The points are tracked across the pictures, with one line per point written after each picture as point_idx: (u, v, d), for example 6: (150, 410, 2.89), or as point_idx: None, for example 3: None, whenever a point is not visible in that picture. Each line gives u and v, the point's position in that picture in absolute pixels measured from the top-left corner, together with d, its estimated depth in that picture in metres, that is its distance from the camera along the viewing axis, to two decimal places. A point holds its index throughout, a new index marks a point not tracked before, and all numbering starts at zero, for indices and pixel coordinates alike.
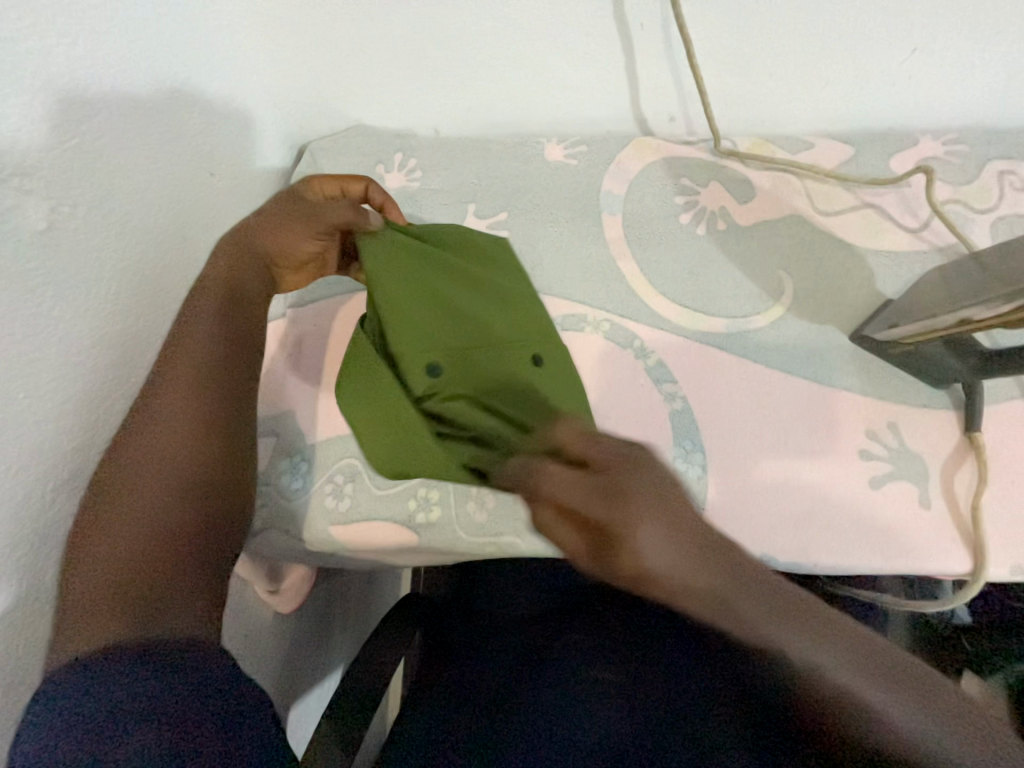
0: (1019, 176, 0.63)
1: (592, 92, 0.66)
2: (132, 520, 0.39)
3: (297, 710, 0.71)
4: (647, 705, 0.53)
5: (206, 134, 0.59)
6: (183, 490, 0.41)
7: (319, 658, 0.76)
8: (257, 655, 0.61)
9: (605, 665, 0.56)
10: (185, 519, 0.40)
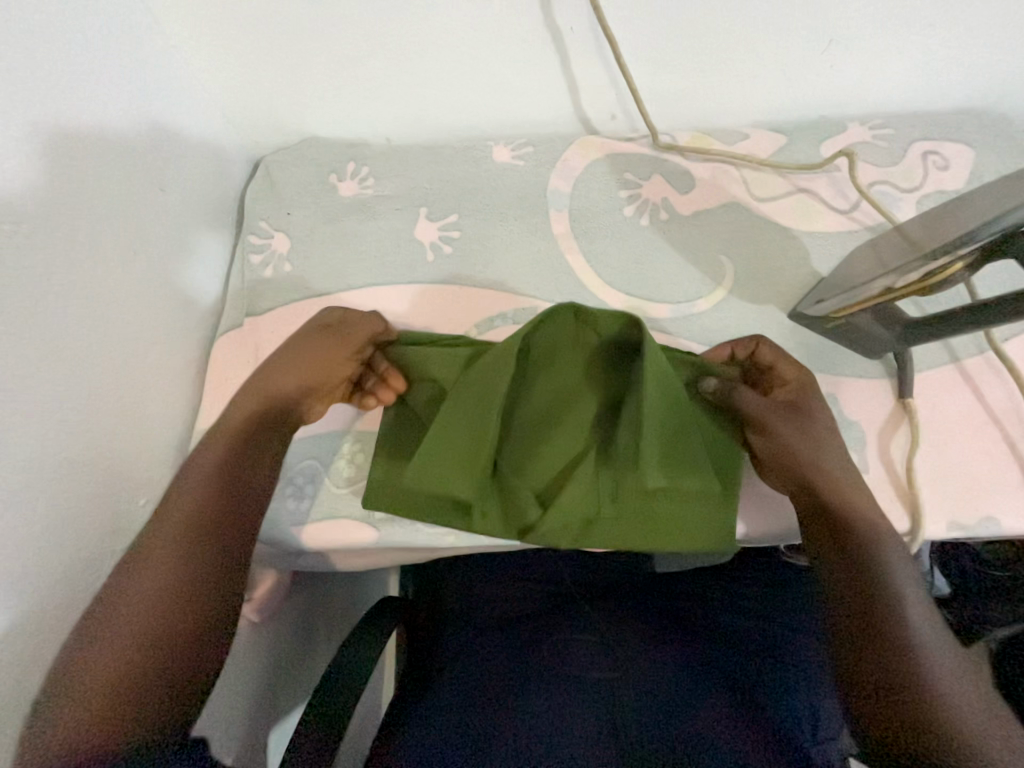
0: (942, 155, 0.66)
1: (532, 94, 0.69)
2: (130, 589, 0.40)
3: (273, 731, 0.68)
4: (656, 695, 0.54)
5: (156, 153, 0.61)
6: (189, 539, 0.43)
7: (297, 669, 0.73)
8: (231, 669, 0.59)
9: (593, 663, 0.57)
10: (189, 567, 0.41)
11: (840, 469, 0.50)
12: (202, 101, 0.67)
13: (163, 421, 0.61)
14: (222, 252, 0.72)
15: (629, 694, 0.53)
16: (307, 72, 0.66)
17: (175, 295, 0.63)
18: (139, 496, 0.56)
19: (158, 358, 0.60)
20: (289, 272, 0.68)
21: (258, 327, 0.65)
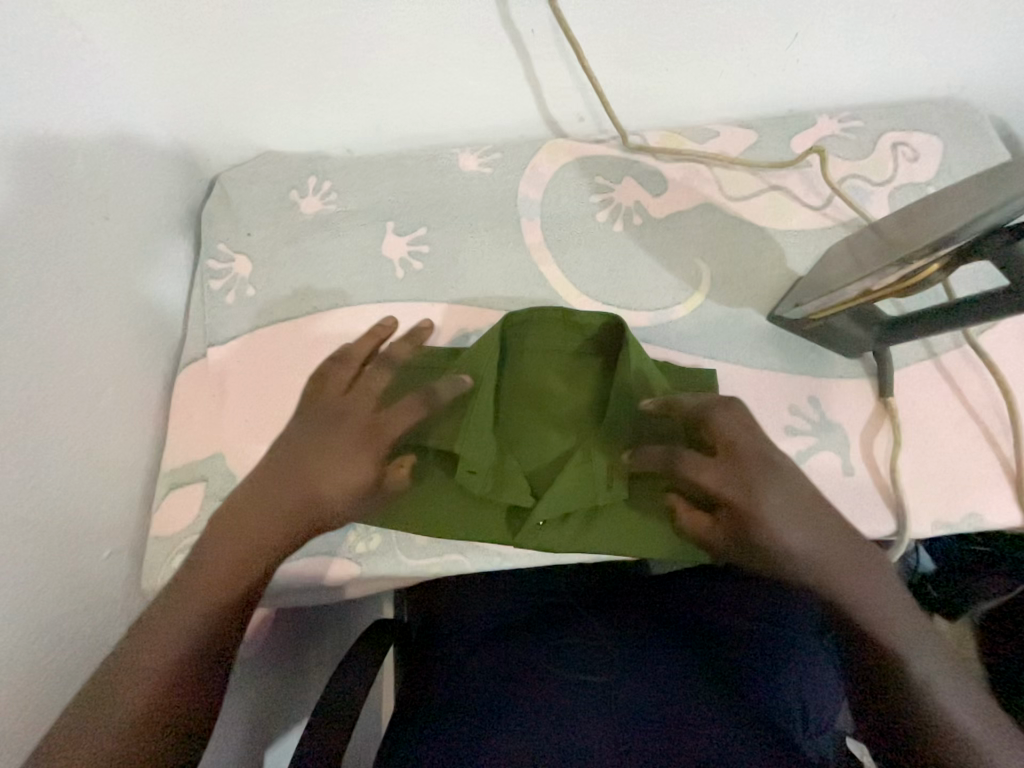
0: (911, 146, 0.66)
1: (496, 100, 0.67)
2: (175, 638, 0.41)
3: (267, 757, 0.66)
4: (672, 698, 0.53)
5: (98, 178, 0.58)
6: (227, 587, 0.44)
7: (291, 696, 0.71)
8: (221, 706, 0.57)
9: (598, 675, 0.55)
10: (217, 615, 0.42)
11: (796, 537, 0.47)
12: (146, 118, 0.63)
13: (126, 463, 0.58)
14: (179, 277, 0.68)
15: (634, 700, 0.52)
16: (257, 85, 0.63)
17: (129, 328, 0.60)
18: (103, 545, 0.53)
19: (113, 398, 0.57)
20: (251, 296, 0.65)
21: (222, 357, 0.62)
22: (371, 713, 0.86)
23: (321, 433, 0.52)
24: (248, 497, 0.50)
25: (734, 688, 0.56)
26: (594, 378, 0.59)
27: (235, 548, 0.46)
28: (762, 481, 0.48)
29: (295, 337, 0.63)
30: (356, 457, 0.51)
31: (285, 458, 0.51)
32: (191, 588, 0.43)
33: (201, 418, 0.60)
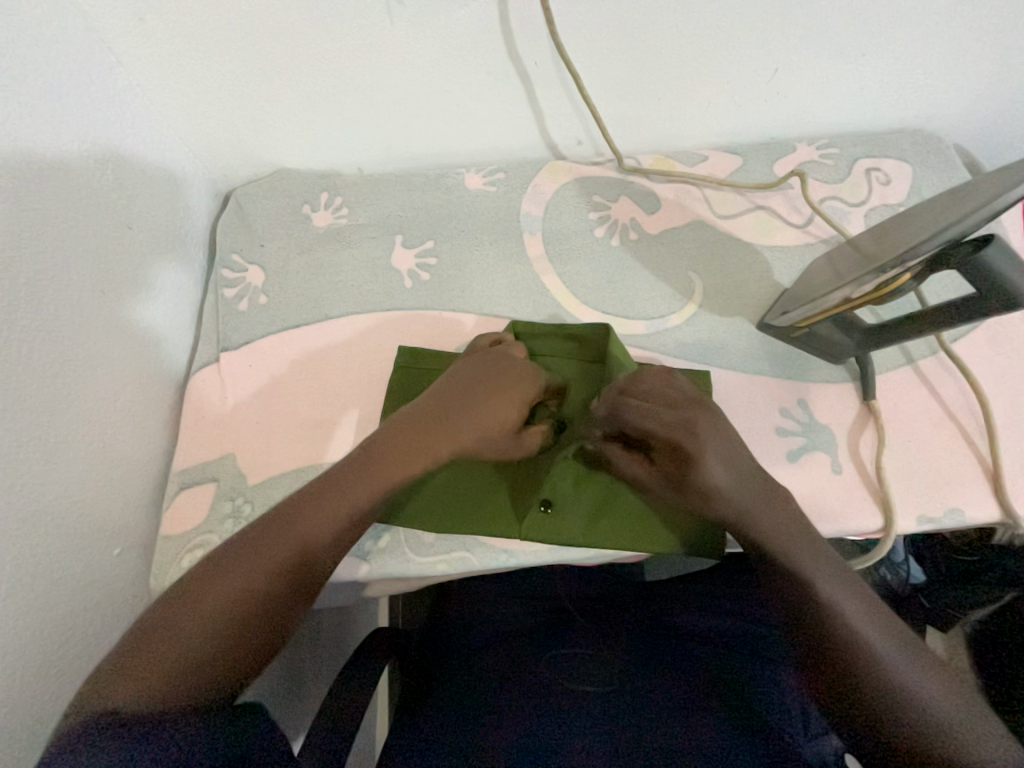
0: (884, 171, 0.71)
1: (500, 124, 0.71)
2: (210, 612, 0.41)
3: None
4: (668, 697, 0.53)
5: (122, 191, 0.61)
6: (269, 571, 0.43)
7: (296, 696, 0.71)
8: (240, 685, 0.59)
9: (594, 682, 0.55)
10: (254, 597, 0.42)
11: (727, 479, 0.49)
12: (168, 135, 0.66)
13: (138, 464, 0.59)
14: (194, 285, 0.70)
15: (630, 710, 0.52)
16: (277, 108, 0.67)
17: (146, 333, 0.62)
18: (113, 543, 0.54)
19: (129, 397, 0.59)
20: (264, 304, 0.67)
21: (234, 361, 0.64)
22: (367, 732, 0.84)
23: (469, 385, 0.53)
24: (394, 435, 0.51)
25: (731, 688, 0.56)
26: (581, 381, 0.61)
27: (244, 559, 0.43)
28: (706, 425, 0.51)
29: (308, 342, 0.65)
30: (507, 406, 0.52)
31: (439, 404, 0.52)
32: (199, 591, 0.42)
33: (212, 420, 0.62)
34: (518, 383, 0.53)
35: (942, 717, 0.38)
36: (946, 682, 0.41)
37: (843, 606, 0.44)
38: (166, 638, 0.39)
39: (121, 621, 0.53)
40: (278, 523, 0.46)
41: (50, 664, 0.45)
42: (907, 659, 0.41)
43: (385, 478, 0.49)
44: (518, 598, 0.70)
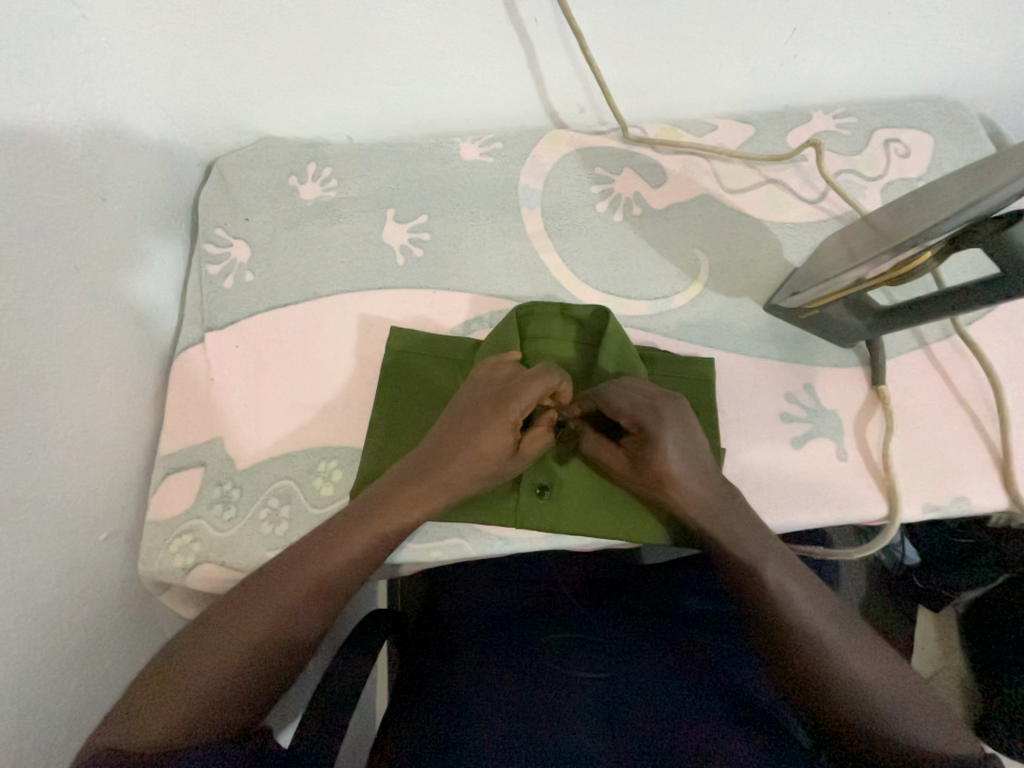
0: (903, 143, 0.67)
1: (498, 89, 0.67)
2: (212, 650, 0.42)
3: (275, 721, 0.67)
4: (665, 682, 0.53)
5: (94, 158, 0.57)
6: (265, 602, 0.44)
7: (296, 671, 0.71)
8: None
9: (589, 669, 0.55)
10: (253, 631, 0.43)
11: (680, 467, 0.49)
12: (143, 100, 0.62)
13: (121, 448, 0.57)
14: (177, 262, 0.67)
15: (623, 700, 0.51)
16: (259, 71, 0.62)
17: (125, 312, 0.59)
18: (100, 528, 0.53)
19: (110, 379, 0.57)
20: (250, 281, 0.64)
21: (220, 342, 0.62)
22: (367, 705, 0.85)
23: (462, 419, 0.50)
24: (400, 475, 0.50)
25: (715, 674, 0.55)
26: (579, 363, 0.59)
27: (247, 595, 0.45)
28: (671, 412, 0.50)
29: (297, 322, 0.63)
30: (491, 430, 0.49)
31: (433, 445, 0.50)
32: (210, 628, 0.43)
33: (197, 403, 0.60)
34: (500, 406, 0.49)
35: (892, 704, 0.41)
36: (893, 670, 0.43)
37: (799, 598, 0.46)
38: (183, 673, 0.40)
39: (108, 606, 0.53)
40: (287, 565, 0.46)
41: (35, 652, 0.45)
42: (858, 648, 0.44)
43: (385, 520, 0.48)
44: (515, 581, 0.69)
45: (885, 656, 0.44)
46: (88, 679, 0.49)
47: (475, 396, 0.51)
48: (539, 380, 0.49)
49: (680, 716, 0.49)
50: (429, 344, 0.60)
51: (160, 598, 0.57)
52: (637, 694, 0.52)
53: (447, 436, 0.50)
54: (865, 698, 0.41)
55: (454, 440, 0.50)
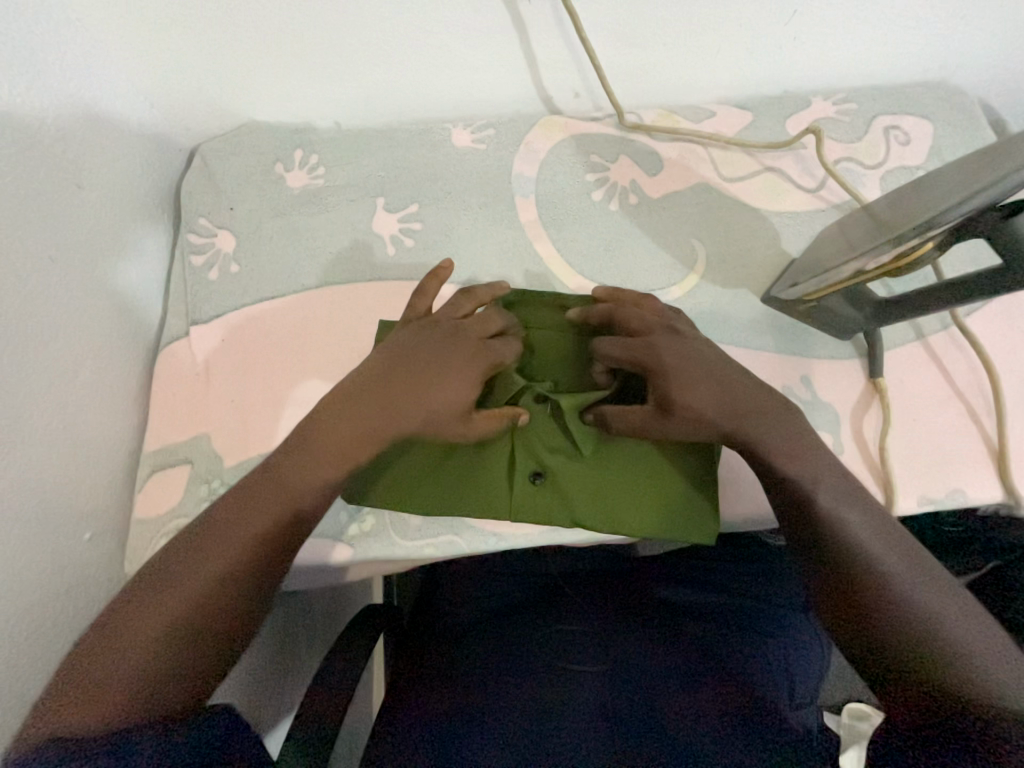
0: (904, 130, 0.66)
1: (490, 73, 0.65)
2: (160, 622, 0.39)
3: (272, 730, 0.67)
4: (662, 678, 0.53)
5: (69, 143, 0.54)
6: (216, 570, 0.42)
7: (292, 668, 0.70)
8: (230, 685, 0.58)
9: (583, 661, 0.55)
10: (206, 600, 0.41)
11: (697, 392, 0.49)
12: (119, 80, 0.59)
13: (104, 446, 0.56)
14: (159, 252, 0.65)
15: (616, 689, 0.52)
16: (241, 51, 0.60)
17: (107, 305, 0.57)
18: (83, 528, 0.52)
19: (92, 373, 0.55)
20: (236, 273, 0.63)
21: (205, 335, 0.60)
22: (364, 695, 0.84)
23: (424, 352, 0.50)
24: (337, 418, 0.48)
25: (708, 663, 0.55)
26: (578, 352, 0.57)
27: (194, 567, 0.42)
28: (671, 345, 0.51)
29: (286, 314, 0.61)
30: (446, 383, 0.49)
31: (379, 391, 0.48)
32: (154, 600, 0.40)
33: (183, 399, 0.59)
34: (465, 361, 0.50)
35: (954, 650, 0.37)
36: (963, 622, 0.39)
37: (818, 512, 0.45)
38: (127, 656, 0.38)
39: (95, 607, 0.52)
40: (231, 522, 0.44)
41: (19, 654, 0.44)
42: (880, 552, 0.42)
43: (329, 463, 0.47)
44: (508, 574, 0.68)
45: (947, 603, 0.40)
46: None
47: (422, 343, 0.50)
48: (503, 346, 0.52)
49: (665, 714, 0.50)
50: None
51: None
52: (630, 691, 0.52)
53: (396, 388, 0.49)
54: (920, 639, 0.38)
55: (403, 392, 0.48)
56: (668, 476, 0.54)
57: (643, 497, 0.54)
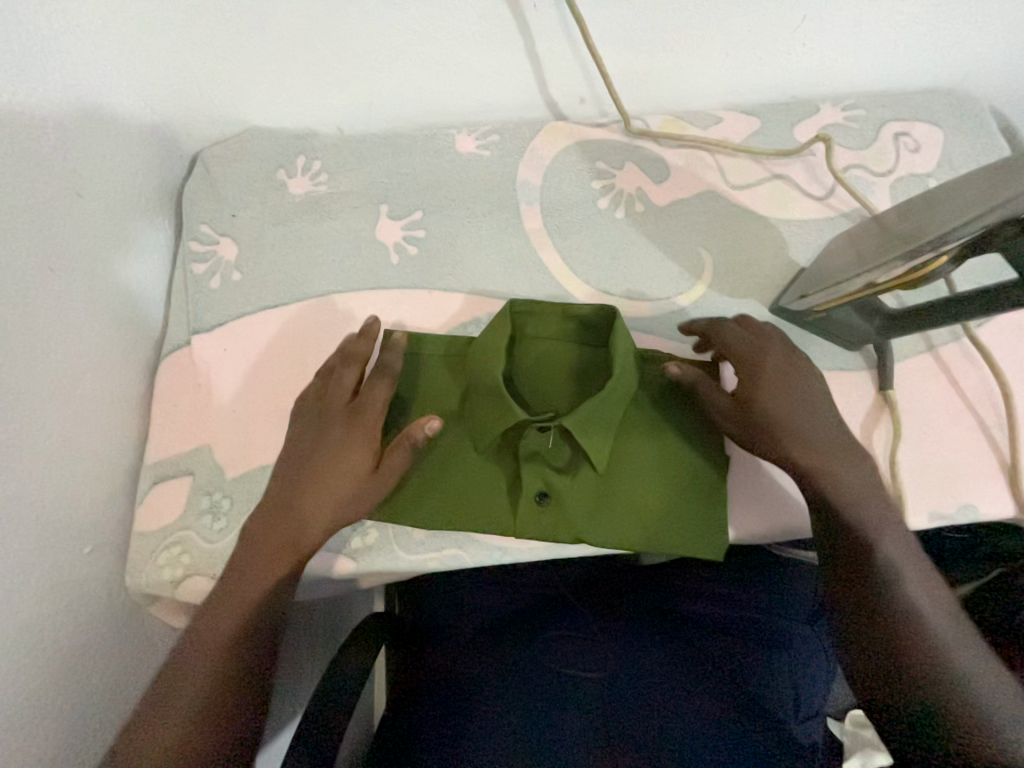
0: (913, 136, 0.65)
1: (494, 79, 0.64)
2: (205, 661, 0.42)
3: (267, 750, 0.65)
4: (669, 687, 0.52)
5: (69, 150, 0.54)
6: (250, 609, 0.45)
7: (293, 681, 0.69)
8: None
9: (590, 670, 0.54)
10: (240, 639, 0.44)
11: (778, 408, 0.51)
12: (120, 86, 0.59)
13: (105, 459, 0.55)
14: (160, 259, 0.65)
15: (623, 697, 0.51)
16: (242, 55, 0.59)
17: (107, 315, 0.57)
18: (84, 542, 0.51)
19: (92, 384, 0.54)
20: (238, 281, 0.62)
21: (206, 345, 0.60)
22: (366, 703, 0.84)
23: (317, 432, 0.53)
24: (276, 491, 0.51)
25: (716, 676, 0.54)
26: (581, 362, 0.58)
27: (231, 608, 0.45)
28: (778, 362, 0.53)
29: (289, 324, 0.60)
30: (351, 448, 0.51)
31: (288, 475, 0.52)
32: (200, 641, 0.44)
33: (183, 410, 0.58)
34: (352, 429, 0.52)
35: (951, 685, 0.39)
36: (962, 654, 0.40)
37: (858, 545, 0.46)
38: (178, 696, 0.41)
39: (96, 621, 0.51)
40: (256, 562, 0.48)
41: (18, 672, 0.43)
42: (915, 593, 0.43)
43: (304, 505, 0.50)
44: (514, 584, 0.68)
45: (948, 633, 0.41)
46: (78, 696, 0.48)
47: (313, 422, 0.53)
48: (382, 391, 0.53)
49: (675, 723, 0.49)
50: (426, 341, 0.58)
51: (149, 609, 0.56)
52: (639, 700, 0.51)
53: (303, 465, 0.51)
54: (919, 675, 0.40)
55: (318, 456, 0.51)
56: (674, 488, 0.54)
57: (647, 508, 0.53)
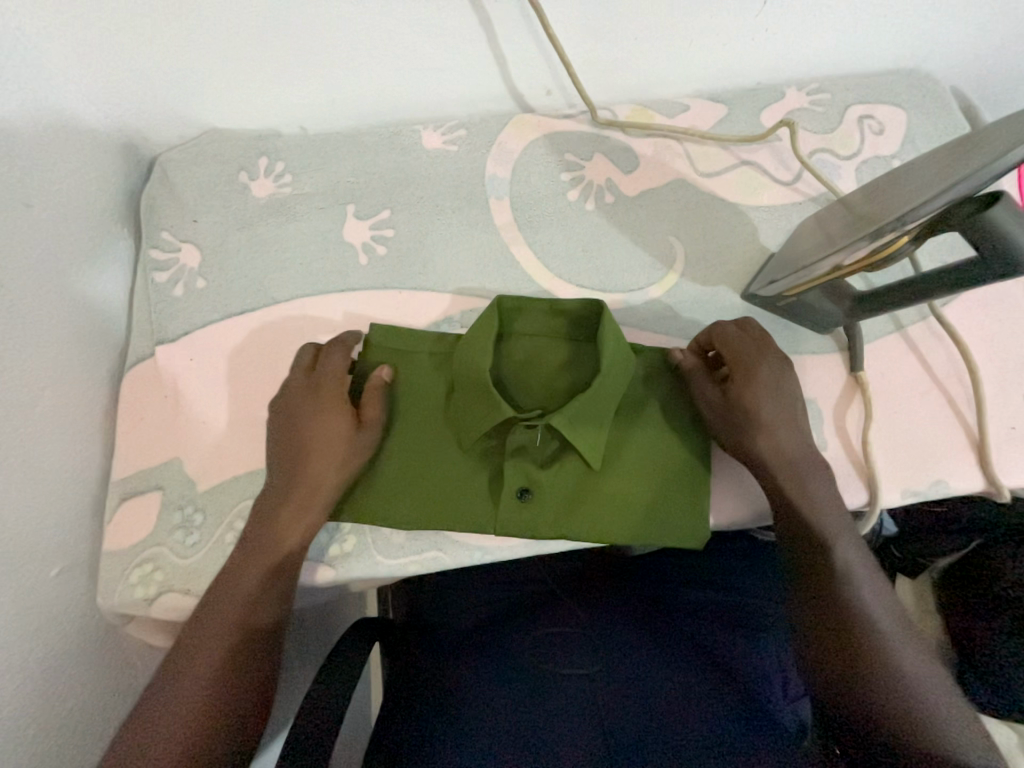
0: (877, 119, 0.66)
1: (457, 73, 0.63)
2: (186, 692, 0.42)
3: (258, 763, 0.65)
4: (658, 675, 0.53)
5: (15, 158, 0.51)
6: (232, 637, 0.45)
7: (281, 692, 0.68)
8: None
9: (576, 661, 0.54)
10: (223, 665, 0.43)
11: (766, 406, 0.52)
12: (67, 90, 0.56)
13: (70, 478, 0.53)
14: (120, 269, 0.62)
15: (610, 687, 0.52)
16: (194, 55, 0.57)
17: (65, 329, 0.55)
18: (51, 563, 0.50)
19: (53, 401, 0.52)
20: (202, 288, 0.60)
21: (173, 355, 0.58)
22: (360, 708, 0.83)
23: (292, 412, 0.52)
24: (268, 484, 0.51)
25: (705, 662, 0.55)
26: (571, 358, 0.58)
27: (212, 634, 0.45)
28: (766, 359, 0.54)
29: (259, 329, 0.59)
30: (325, 417, 0.52)
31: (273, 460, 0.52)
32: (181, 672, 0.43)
33: (151, 423, 0.57)
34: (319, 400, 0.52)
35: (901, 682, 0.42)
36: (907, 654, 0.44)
37: (828, 557, 0.48)
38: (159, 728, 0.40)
39: (67, 645, 0.50)
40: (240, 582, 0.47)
41: None
42: (875, 607, 0.46)
43: (294, 503, 0.50)
44: (502, 582, 0.68)
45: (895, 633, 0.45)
46: (53, 721, 0.47)
47: (281, 405, 0.53)
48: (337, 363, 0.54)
49: (665, 714, 0.49)
50: (413, 338, 0.57)
51: (125, 628, 0.54)
52: (629, 691, 0.51)
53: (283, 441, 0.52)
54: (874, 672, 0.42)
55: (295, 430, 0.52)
56: (657, 482, 0.54)
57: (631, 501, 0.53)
